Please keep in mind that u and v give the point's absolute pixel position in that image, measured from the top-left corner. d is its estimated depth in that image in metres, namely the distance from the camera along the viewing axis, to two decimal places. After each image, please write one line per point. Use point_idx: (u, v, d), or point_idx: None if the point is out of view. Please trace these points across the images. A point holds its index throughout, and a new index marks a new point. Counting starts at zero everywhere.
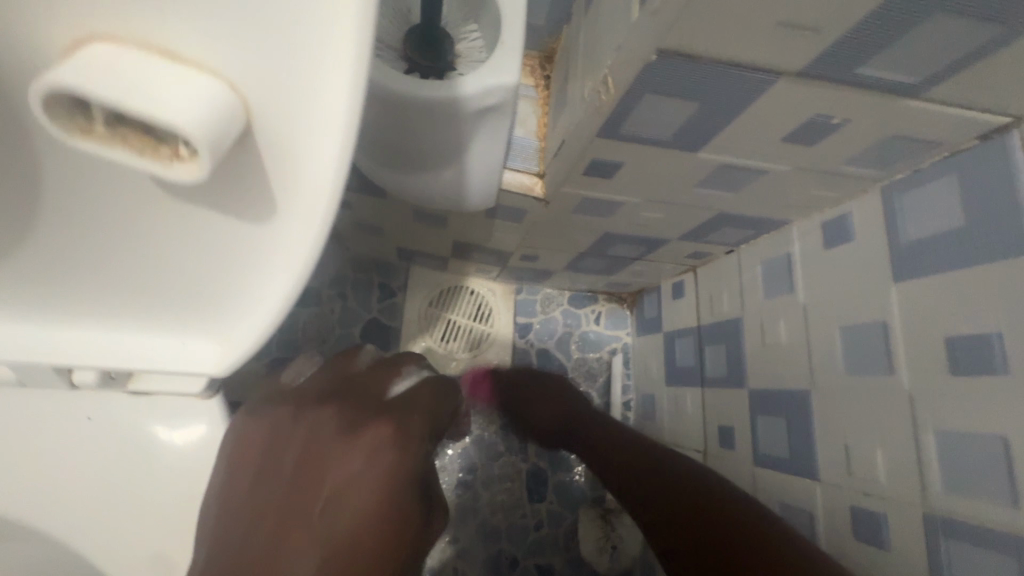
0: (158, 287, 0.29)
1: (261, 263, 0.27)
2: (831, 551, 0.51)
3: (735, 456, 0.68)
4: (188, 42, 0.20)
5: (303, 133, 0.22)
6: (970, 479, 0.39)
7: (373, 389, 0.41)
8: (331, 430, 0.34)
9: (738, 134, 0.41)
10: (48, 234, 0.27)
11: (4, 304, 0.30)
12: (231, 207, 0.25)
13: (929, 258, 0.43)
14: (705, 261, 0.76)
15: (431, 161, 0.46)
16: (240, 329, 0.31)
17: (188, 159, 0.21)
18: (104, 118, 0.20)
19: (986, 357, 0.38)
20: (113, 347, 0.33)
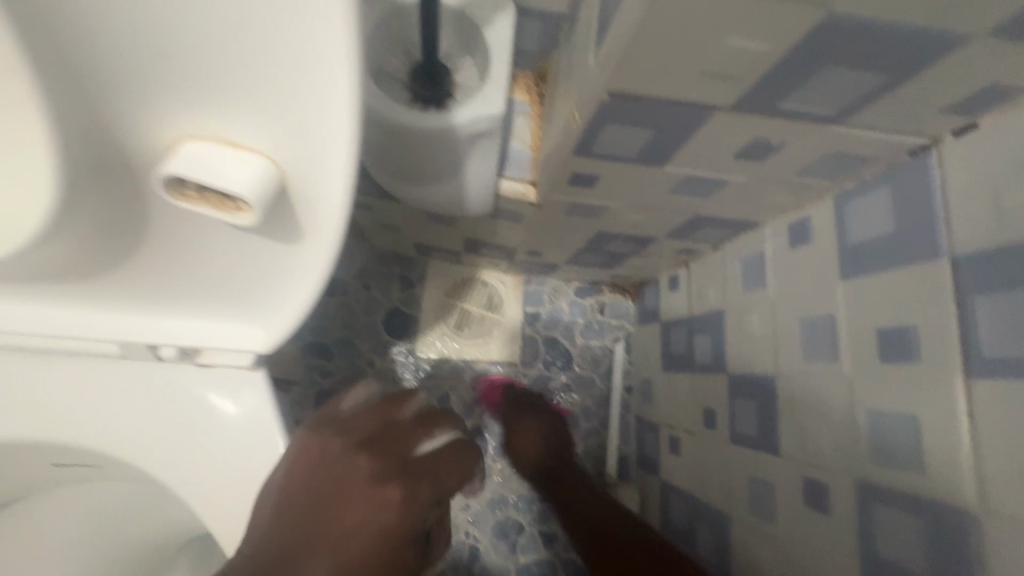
0: (220, 290, 0.40)
1: (295, 274, 0.37)
2: (786, 516, 0.57)
3: (716, 435, 0.74)
4: (246, 135, 0.31)
5: (320, 187, 0.32)
6: (891, 452, 0.45)
7: (412, 437, 0.45)
8: (363, 474, 0.42)
9: (693, 153, 0.47)
10: (145, 252, 0.36)
11: (107, 300, 0.40)
12: (268, 237, 0.35)
13: (868, 259, 0.48)
14: (696, 256, 0.82)
15: (433, 175, 0.54)
16: (280, 322, 0.41)
17: (246, 211, 0.31)
18: (195, 188, 0.31)
19: (905, 346, 0.44)
20: (181, 332, 0.43)
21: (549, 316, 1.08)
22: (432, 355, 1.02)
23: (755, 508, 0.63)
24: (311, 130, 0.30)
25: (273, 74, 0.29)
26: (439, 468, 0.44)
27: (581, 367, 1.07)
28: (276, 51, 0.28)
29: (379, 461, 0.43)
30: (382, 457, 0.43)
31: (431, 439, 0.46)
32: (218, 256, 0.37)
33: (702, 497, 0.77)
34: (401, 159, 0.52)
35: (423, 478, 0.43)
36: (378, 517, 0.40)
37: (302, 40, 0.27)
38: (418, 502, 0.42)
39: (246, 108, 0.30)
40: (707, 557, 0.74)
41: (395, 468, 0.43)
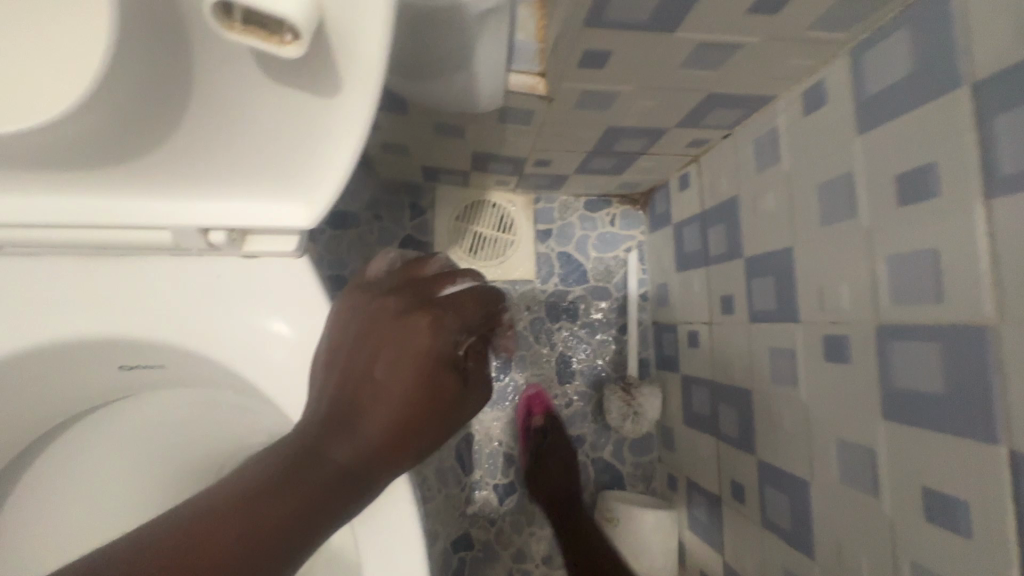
0: (257, 158, 0.41)
1: (333, 127, 0.38)
2: (807, 375, 0.60)
3: (734, 319, 0.77)
4: None
5: (359, 11, 0.31)
6: (911, 288, 0.46)
7: (432, 279, 0.40)
8: (386, 314, 0.37)
9: (707, 10, 0.46)
10: (188, 124, 0.38)
11: (152, 180, 0.41)
12: (311, 86, 0.36)
13: (885, 108, 0.49)
14: (705, 149, 0.82)
15: (442, 66, 0.54)
16: (320, 187, 0.42)
17: (292, 42, 0.31)
18: (238, 16, 0.30)
19: (925, 185, 0.45)
20: (222, 213, 0.44)
21: (560, 232, 1.09)
22: None
23: (776, 376, 0.67)
24: None
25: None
26: (465, 299, 0.39)
27: (597, 280, 1.09)
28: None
29: (402, 300, 0.38)
30: (406, 295, 0.38)
31: (456, 282, 0.40)
32: (266, 111, 0.37)
33: (723, 382, 0.80)
34: (410, 51, 0.52)
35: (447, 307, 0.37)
36: (404, 347, 0.36)
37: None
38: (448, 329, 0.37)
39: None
40: (732, 433, 0.79)
41: (418, 302, 0.37)
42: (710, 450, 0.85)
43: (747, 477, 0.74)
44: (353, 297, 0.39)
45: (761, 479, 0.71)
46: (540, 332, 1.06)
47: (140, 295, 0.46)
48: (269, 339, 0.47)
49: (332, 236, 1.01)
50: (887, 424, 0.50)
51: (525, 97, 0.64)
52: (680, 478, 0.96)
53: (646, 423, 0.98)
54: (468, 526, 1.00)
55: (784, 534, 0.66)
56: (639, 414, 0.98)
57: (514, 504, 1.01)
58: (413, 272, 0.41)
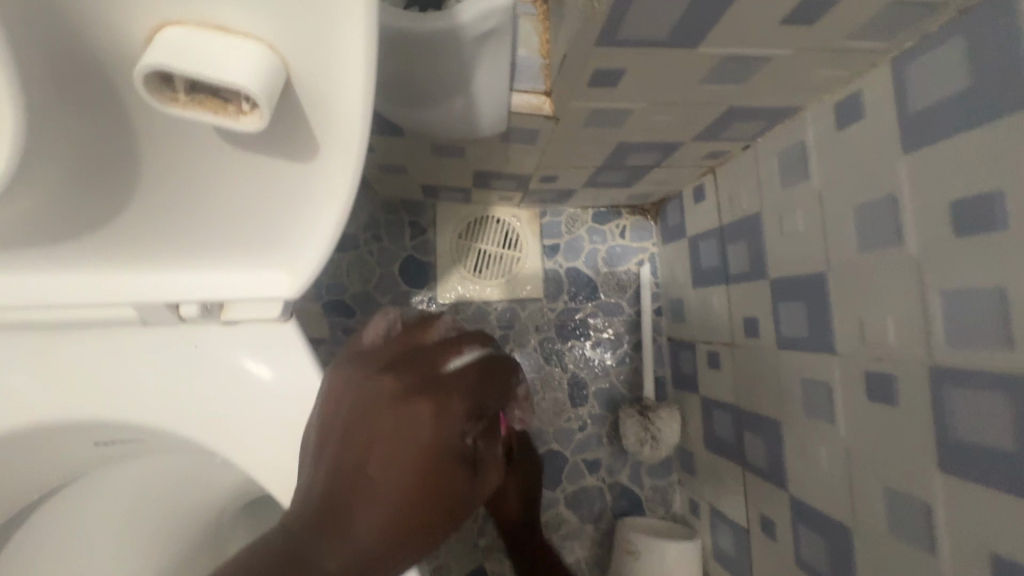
0: (224, 228, 0.38)
1: (308, 195, 0.35)
2: (847, 412, 0.56)
3: (760, 343, 0.72)
4: (235, 19, 0.27)
5: (332, 76, 0.29)
6: (972, 330, 0.41)
7: (435, 352, 0.37)
8: (384, 396, 0.34)
9: (734, 24, 0.41)
10: (141, 201, 0.35)
11: (106, 257, 0.38)
12: (279, 150, 0.33)
13: (936, 125, 0.43)
14: (723, 160, 0.77)
15: (439, 92, 0.49)
16: (296, 254, 0.39)
17: (250, 112, 0.29)
18: (184, 87, 0.28)
19: (988, 215, 0.40)
20: (190, 285, 0.41)
21: (568, 247, 1.04)
22: (455, 300, 1.00)
23: (810, 409, 0.62)
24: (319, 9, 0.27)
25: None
26: (472, 378, 0.36)
27: (608, 295, 1.04)
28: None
29: (403, 380, 0.35)
30: (407, 374, 0.35)
31: (461, 356, 0.37)
32: (228, 176, 0.34)
33: (748, 408, 0.76)
34: (403, 77, 0.47)
35: (452, 389, 0.34)
36: (405, 436, 0.32)
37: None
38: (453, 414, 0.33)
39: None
40: (759, 464, 0.74)
41: (421, 383, 0.34)
42: (735, 479, 0.81)
43: (778, 513, 0.70)
44: (347, 375, 0.37)
45: (793, 516, 0.66)
46: (551, 353, 1.02)
47: (118, 368, 0.45)
48: (258, 410, 0.45)
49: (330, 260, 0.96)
50: (944, 476, 0.45)
51: (530, 117, 0.58)
52: (702, 504, 0.91)
53: (666, 448, 0.93)
54: (481, 558, 0.96)
55: None
56: (658, 439, 0.93)
57: None
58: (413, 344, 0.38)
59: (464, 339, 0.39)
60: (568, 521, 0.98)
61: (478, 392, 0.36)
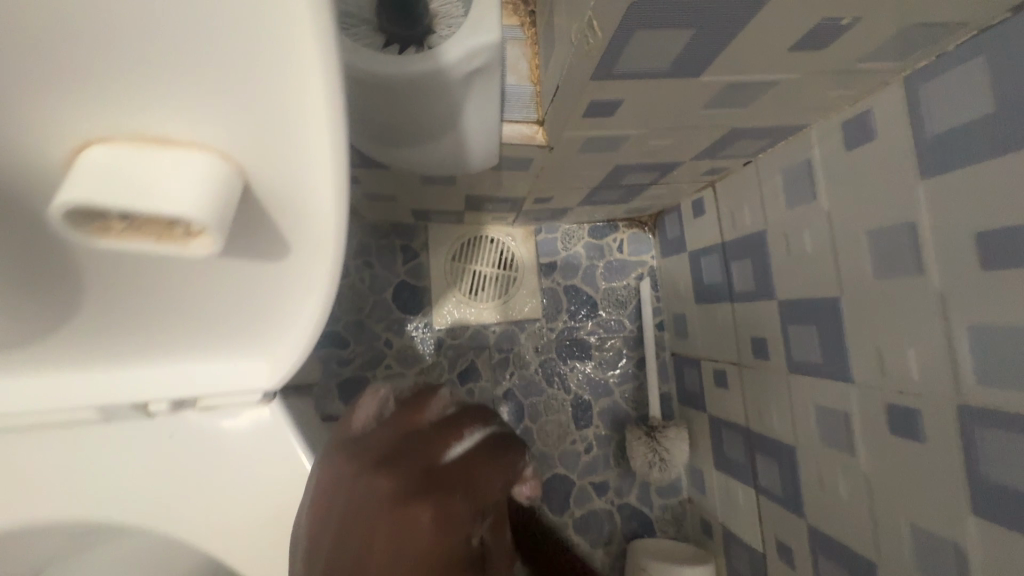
0: (198, 326, 0.35)
1: (288, 291, 0.32)
2: (867, 444, 0.53)
3: (769, 365, 0.69)
4: (173, 128, 0.24)
5: (300, 176, 0.26)
6: (1006, 369, 0.39)
7: (433, 440, 0.35)
8: (383, 498, 0.31)
9: (740, 52, 0.38)
10: (97, 314, 0.32)
11: (68, 360, 0.36)
12: (247, 252, 0.30)
13: (957, 150, 0.41)
14: (723, 175, 0.74)
15: (425, 133, 0.46)
16: (280, 343, 0.37)
17: (200, 234, 0.24)
18: (121, 218, 0.24)
19: (1020, 248, 0.37)
20: (172, 373, 0.40)
21: (565, 264, 1.01)
22: (451, 324, 0.97)
23: (827, 438, 0.59)
24: (275, 110, 0.23)
25: (222, 46, 0.21)
26: (475, 469, 0.34)
27: (608, 312, 1.01)
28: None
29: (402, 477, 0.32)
30: (407, 471, 0.32)
31: (461, 442, 0.36)
32: (192, 282, 0.31)
33: (760, 431, 0.73)
34: (386, 121, 0.44)
35: (455, 486, 0.32)
36: (406, 545, 0.30)
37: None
38: (457, 516, 0.31)
39: (180, 92, 0.23)
40: (774, 489, 0.71)
41: (421, 480, 0.32)
42: (749, 502, 0.78)
43: (797, 542, 0.67)
44: (341, 470, 0.35)
45: (813, 546, 0.64)
46: (553, 374, 0.99)
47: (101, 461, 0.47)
48: (252, 469, 0.48)
49: None
50: (979, 520, 0.42)
51: (522, 147, 0.55)
52: (715, 526, 0.89)
53: (675, 468, 0.91)
54: None
55: None
56: (667, 460, 0.90)
57: None
58: (410, 431, 0.36)
59: (463, 422, 0.37)
60: (579, 547, 0.95)
61: (480, 483, 0.34)
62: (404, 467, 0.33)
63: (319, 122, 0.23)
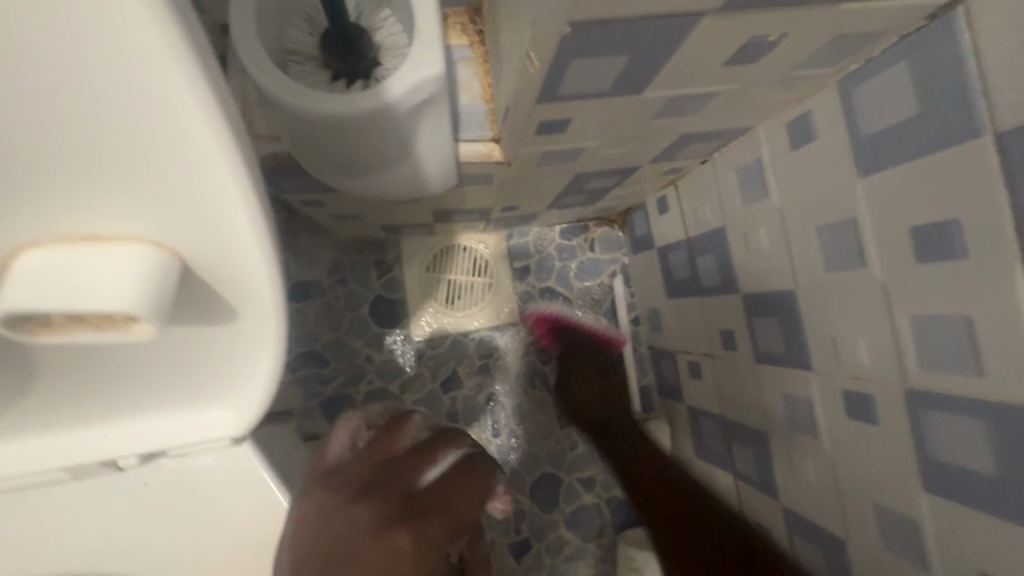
0: (158, 390, 0.38)
1: (239, 351, 0.36)
2: (827, 428, 0.56)
3: (737, 356, 0.72)
4: (103, 227, 0.27)
5: (232, 254, 0.29)
6: (942, 356, 0.41)
7: (407, 468, 0.37)
8: (362, 529, 0.32)
9: (675, 70, 0.40)
10: (57, 391, 0.35)
11: (36, 432, 0.38)
12: (196, 320, 0.33)
13: (889, 150, 0.43)
14: (683, 174, 0.76)
15: (381, 163, 0.47)
16: (241, 397, 0.39)
17: (138, 323, 0.27)
18: (62, 318, 0.27)
19: (948, 242, 0.39)
20: (134, 440, 0.41)
21: (539, 266, 1.02)
22: (430, 335, 0.98)
23: (792, 424, 0.62)
24: (201, 210, 0.27)
25: (139, 166, 0.25)
26: (450, 492, 0.36)
27: (584, 311, 1.03)
28: (116, 120, 0.23)
29: (378, 506, 0.33)
30: (383, 500, 0.34)
31: (436, 466, 0.37)
32: (145, 354, 0.34)
33: (734, 419, 0.76)
34: (340, 152, 0.44)
35: (430, 513, 0.33)
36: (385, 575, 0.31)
37: (151, 111, 0.23)
38: (435, 542, 0.33)
39: (109, 200, 0.26)
40: (751, 474, 0.74)
41: (399, 509, 0.33)
42: (729, 488, 0.81)
43: (774, 523, 0.70)
44: (313, 508, 0.35)
45: (788, 527, 0.67)
46: (534, 375, 1.01)
47: (79, 512, 0.48)
48: (223, 505, 0.49)
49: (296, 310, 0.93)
50: (929, 497, 0.45)
51: (480, 165, 0.56)
52: None
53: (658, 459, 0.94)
54: None
55: None
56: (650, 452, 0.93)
57: (531, 561, 0.96)
58: (385, 460, 0.38)
59: (437, 446, 0.39)
60: (570, 542, 0.98)
61: (454, 506, 0.35)
62: (380, 499, 0.34)
63: (239, 212, 0.27)
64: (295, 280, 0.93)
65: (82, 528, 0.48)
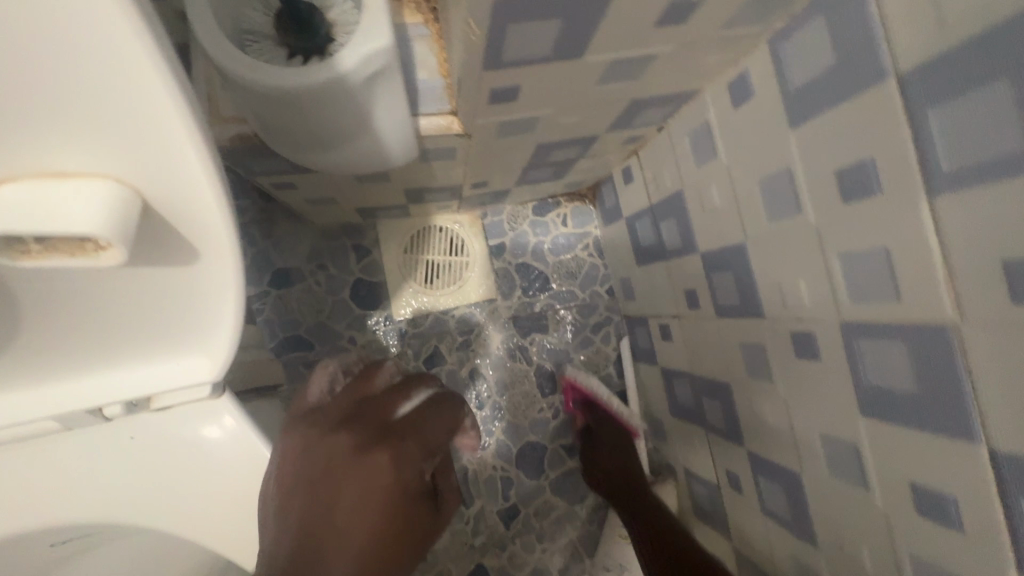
0: (139, 334, 0.42)
1: (208, 293, 0.39)
2: (779, 370, 0.59)
3: (701, 313, 0.75)
4: (68, 163, 0.29)
5: (191, 193, 0.32)
6: (867, 287, 0.45)
7: (385, 401, 0.40)
8: (345, 449, 0.36)
9: (609, 33, 0.42)
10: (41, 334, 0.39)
11: (27, 375, 0.42)
12: (163, 261, 0.36)
13: (813, 101, 0.46)
14: (643, 142, 0.79)
15: (339, 135, 0.49)
16: (215, 343, 0.44)
17: (106, 248, 0.30)
18: (34, 242, 0.29)
19: (866, 180, 0.42)
20: (119, 383, 0.46)
21: (514, 243, 1.05)
22: (411, 315, 1.01)
23: (751, 371, 0.65)
24: (160, 149, 0.29)
25: (96, 104, 0.27)
26: (423, 418, 0.40)
27: (560, 284, 1.06)
28: (71, 57, 0.25)
29: (359, 430, 0.37)
30: (364, 426, 0.37)
31: (409, 399, 0.41)
32: (122, 294, 0.38)
33: (701, 375, 0.80)
34: (299, 126, 0.47)
35: (407, 435, 0.38)
36: (369, 486, 0.35)
37: (103, 47, 0.25)
38: (414, 457, 0.37)
39: (72, 137, 0.28)
40: (719, 425, 0.78)
41: (378, 432, 0.37)
42: (701, 441, 0.85)
43: (741, 469, 0.74)
44: (295, 440, 0.38)
45: (754, 469, 0.71)
46: (514, 349, 1.04)
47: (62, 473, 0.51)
48: (204, 458, 0.53)
49: (277, 297, 0.97)
50: (865, 420, 0.49)
51: (441, 137, 0.59)
52: (678, 468, 0.96)
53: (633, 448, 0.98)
54: (479, 557, 0.99)
55: (786, 522, 0.66)
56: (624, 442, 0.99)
57: (519, 525, 1.01)
58: (362, 397, 0.41)
59: (411, 383, 0.43)
60: (557, 505, 1.02)
61: (428, 429, 0.39)
62: (361, 428, 0.37)
63: (192, 150, 0.30)
64: (274, 268, 0.97)
65: (67, 486, 0.51)
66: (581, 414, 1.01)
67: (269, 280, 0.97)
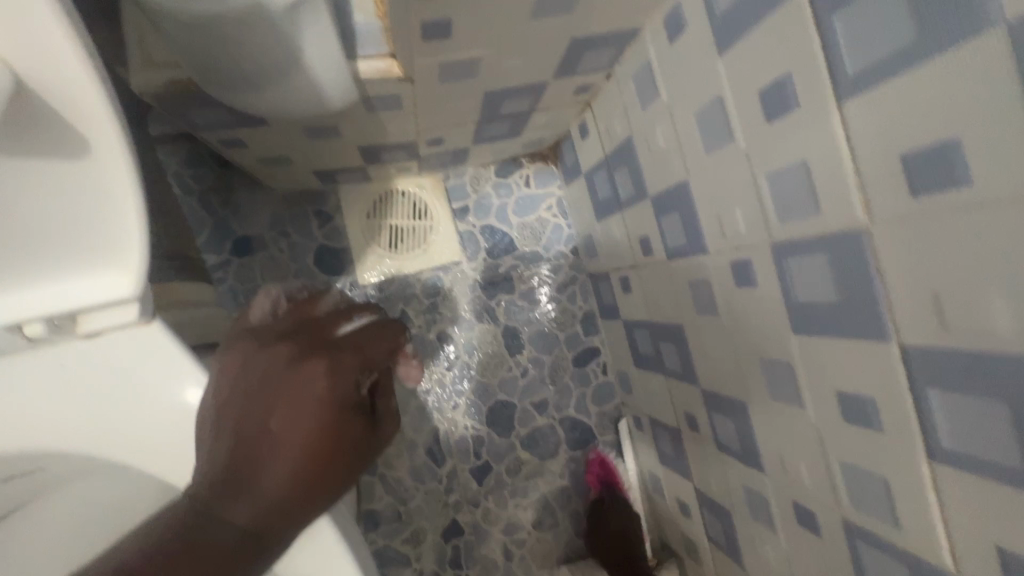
0: (56, 248, 0.46)
1: (110, 194, 0.44)
2: (723, 302, 0.61)
3: (654, 259, 0.76)
4: None
5: (66, 79, 0.36)
6: (792, 203, 0.46)
7: (324, 326, 0.50)
8: (284, 359, 0.46)
9: None
10: None
11: None
12: (53, 154, 0.40)
13: (737, 24, 0.47)
14: (594, 93, 0.79)
15: (269, 68, 0.49)
16: (129, 254, 0.48)
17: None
18: None
19: (785, 96, 0.44)
20: (35, 303, 0.48)
21: (477, 205, 1.06)
22: (376, 281, 1.01)
23: (700, 308, 0.67)
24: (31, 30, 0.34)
25: None
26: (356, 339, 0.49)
27: (525, 245, 1.07)
28: None
29: (296, 346, 0.47)
30: (301, 342, 0.47)
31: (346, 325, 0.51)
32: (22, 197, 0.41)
33: (659, 321, 0.81)
34: (226, 56, 0.47)
35: (339, 349, 0.47)
36: (304, 388, 0.44)
37: None
38: (345, 369, 0.46)
39: None
40: (676, 369, 0.80)
41: (314, 347, 0.47)
42: (662, 387, 0.87)
43: (698, 408, 0.76)
44: (238, 355, 0.47)
45: (708, 407, 0.73)
46: (481, 310, 1.05)
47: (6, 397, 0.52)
48: (147, 382, 0.54)
49: (240, 266, 0.97)
50: (797, 338, 0.50)
51: (382, 82, 0.59)
52: (644, 418, 0.98)
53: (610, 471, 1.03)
54: (453, 514, 1.01)
55: (737, 452, 0.69)
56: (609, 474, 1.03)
57: (492, 482, 1.03)
58: (303, 321, 0.51)
59: (348, 313, 0.53)
60: (528, 461, 1.04)
61: (360, 349, 0.49)
62: (299, 343, 0.47)
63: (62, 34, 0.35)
64: (235, 236, 0.97)
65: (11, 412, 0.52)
66: (592, 490, 1.04)
67: (231, 249, 0.97)
